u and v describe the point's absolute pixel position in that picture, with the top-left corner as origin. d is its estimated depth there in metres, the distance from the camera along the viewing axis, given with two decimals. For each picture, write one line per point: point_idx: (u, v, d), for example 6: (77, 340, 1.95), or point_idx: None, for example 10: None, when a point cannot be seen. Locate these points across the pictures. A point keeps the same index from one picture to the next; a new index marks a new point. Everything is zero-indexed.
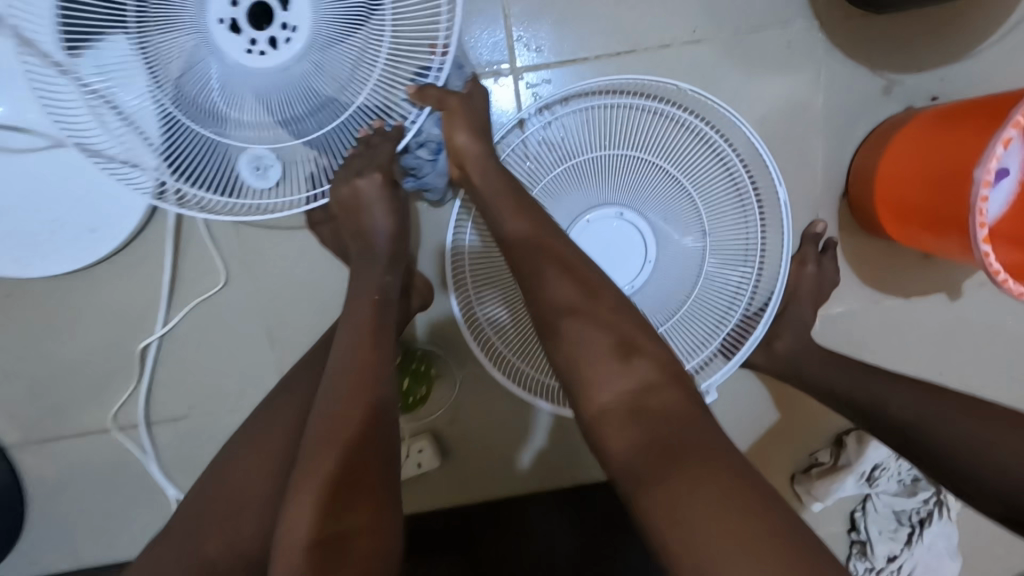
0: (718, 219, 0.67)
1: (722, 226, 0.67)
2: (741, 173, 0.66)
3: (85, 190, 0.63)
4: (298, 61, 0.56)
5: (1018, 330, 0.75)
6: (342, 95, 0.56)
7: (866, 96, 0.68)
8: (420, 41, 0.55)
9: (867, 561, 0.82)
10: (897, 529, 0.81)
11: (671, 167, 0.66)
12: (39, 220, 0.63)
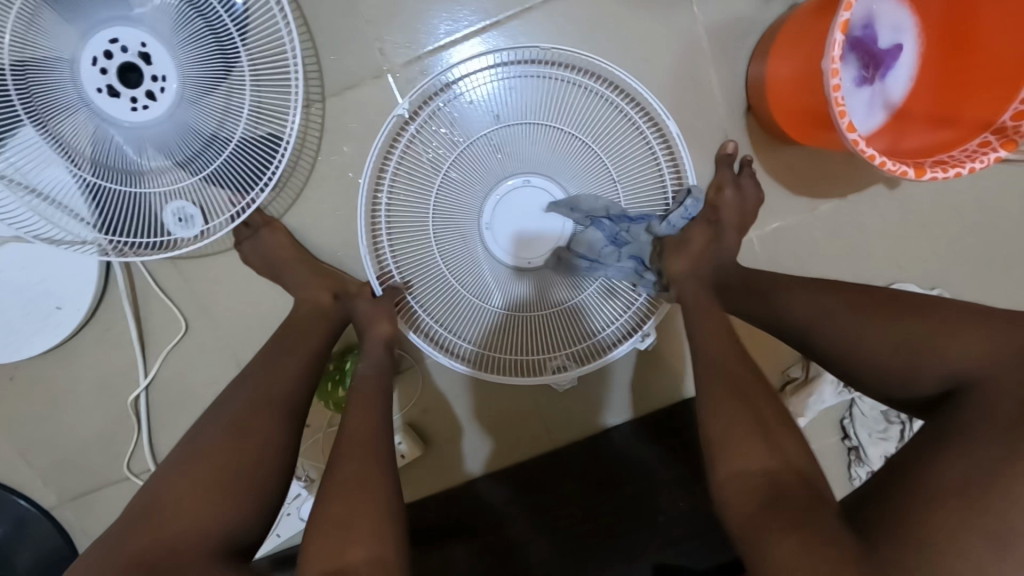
0: (621, 158, 0.67)
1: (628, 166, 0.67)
2: (631, 108, 0.66)
3: (41, 274, 0.69)
4: (177, 109, 0.63)
5: (961, 204, 0.73)
6: (226, 131, 0.63)
7: (742, 9, 0.67)
8: (278, 70, 0.62)
9: (865, 466, 0.81)
10: (887, 428, 0.80)
11: (564, 123, 0.67)
12: (14, 312, 0.70)
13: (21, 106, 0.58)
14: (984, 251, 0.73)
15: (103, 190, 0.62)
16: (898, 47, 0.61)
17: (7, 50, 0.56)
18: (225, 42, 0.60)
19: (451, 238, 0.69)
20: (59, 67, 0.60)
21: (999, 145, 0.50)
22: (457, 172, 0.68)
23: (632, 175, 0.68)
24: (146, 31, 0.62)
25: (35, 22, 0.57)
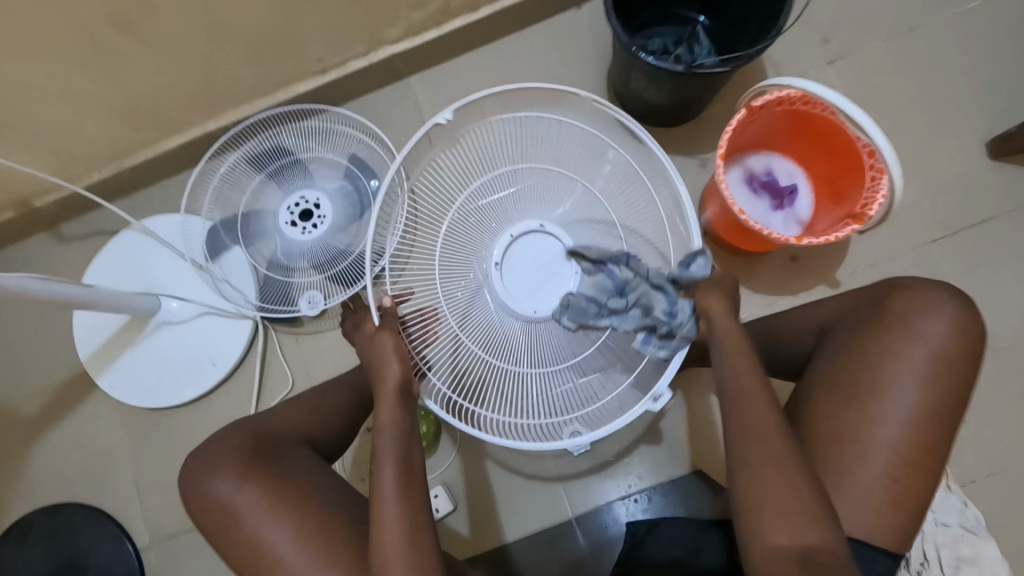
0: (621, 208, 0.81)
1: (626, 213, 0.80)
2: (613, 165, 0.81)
3: (207, 341, 1.00)
4: (324, 233, 0.99)
5: None
6: (352, 247, 0.99)
7: (692, 173, 1.00)
8: None
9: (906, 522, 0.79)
10: None
11: (591, 191, 0.81)
12: (183, 367, 1.00)
13: (243, 232, 1.00)
14: None
15: (271, 282, 0.99)
16: (796, 185, 0.89)
17: (248, 203, 1.01)
18: (363, 199, 1.01)
19: (465, 285, 0.81)
20: (266, 209, 1.01)
21: (854, 221, 0.75)
22: (470, 219, 0.82)
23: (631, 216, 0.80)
24: (319, 189, 1.02)
25: (265, 187, 1.01)
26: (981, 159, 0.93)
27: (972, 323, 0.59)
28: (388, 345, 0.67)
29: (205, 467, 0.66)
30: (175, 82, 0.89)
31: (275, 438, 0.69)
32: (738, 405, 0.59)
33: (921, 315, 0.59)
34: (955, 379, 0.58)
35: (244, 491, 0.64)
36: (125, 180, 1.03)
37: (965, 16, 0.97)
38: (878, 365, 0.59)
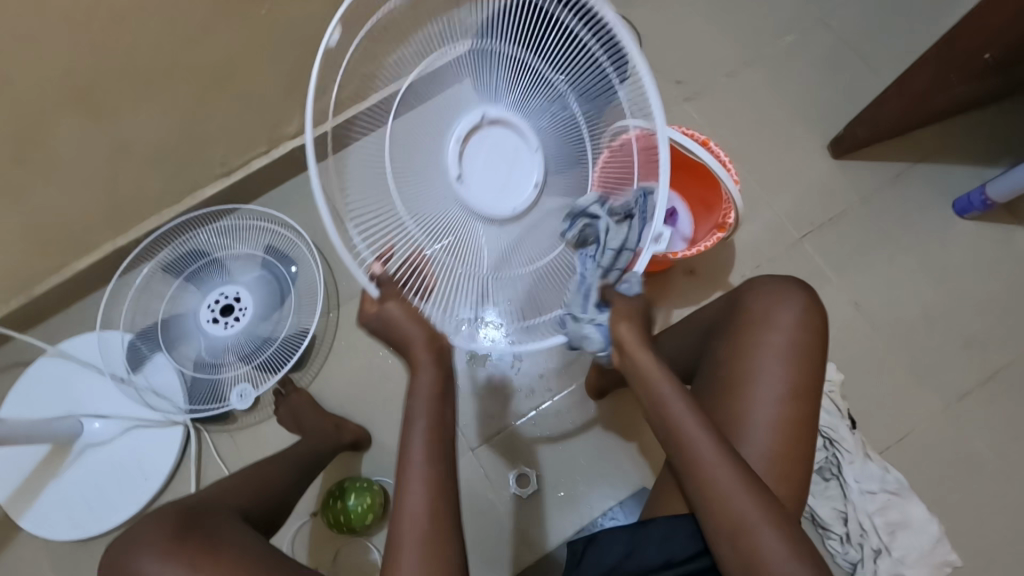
0: (577, 78, 0.59)
1: (584, 82, 0.59)
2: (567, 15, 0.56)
3: (137, 455, 0.97)
4: (247, 324, 1.02)
5: None
6: (275, 332, 1.02)
7: None
8: (308, 292, 1.04)
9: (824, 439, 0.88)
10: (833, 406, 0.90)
11: (534, 70, 0.60)
12: (113, 487, 0.96)
13: (164, 338, 1.01)
14: None
15: (198, 382, 0.99)
16: (675, 207, 0.98)
17: (167, 309, 1.03)
18: (280, 284, 1.04)
19: (413, 192, 0.59)
20: (185, 312, 1.03)
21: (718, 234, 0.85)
22: (410, 110, 0.58)
23: (587, 84, 0.59)
24: (235, 282, 1.05)
25: (181, 290, 1.04)
26: (829, 161, 1.07)
27: (818, 307, 0.67)
28: (404, 315, 0.57)
29: (125, 553, 0.58)
30: (78, 203, 0.92)
31: (204, 509, 0.63)
32: (674, 431, 0.59)
33: (777, 305, 0.67)
34: (810, 361, 0.64)
35: (167, 567, 0.55)
36: (35, 307, 1.01)
37: (788, 47, 1.13)
38: (748, 356, 0.65)
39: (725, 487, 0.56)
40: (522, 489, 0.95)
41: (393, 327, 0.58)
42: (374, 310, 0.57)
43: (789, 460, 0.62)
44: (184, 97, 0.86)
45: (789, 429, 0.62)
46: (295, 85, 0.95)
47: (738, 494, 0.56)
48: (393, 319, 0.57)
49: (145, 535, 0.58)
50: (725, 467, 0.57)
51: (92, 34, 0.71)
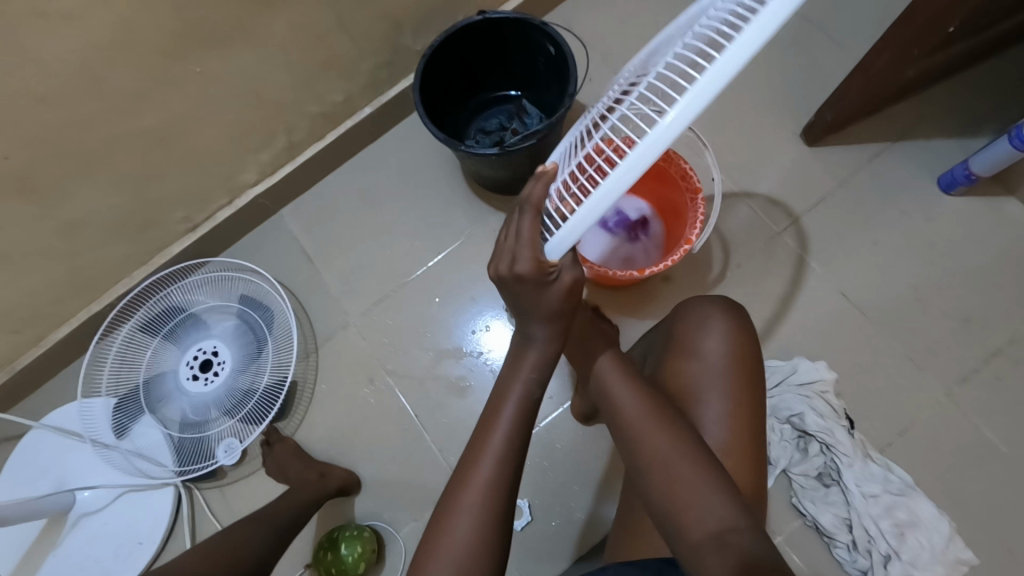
0: None
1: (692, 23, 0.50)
2: None
3: (131, 521, 0.97)
4: (226, 376, 1.02)
5: (763, 291, 0.96)
6: (253, 382, 1.01)
7: None
8: (283, 337, 1.02)
9: (833, 445, 0.84)
10: (836, 412, 0.86)
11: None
12: (109, 556, 0.96)
13: (145, 400, 1.01)
14: (798, 321, 0.95)
15: (183, 440, 0.99)
16: (644, 216, 0.96)
17: (146, 370, 1.03)
18: (255, 333, 1.03)
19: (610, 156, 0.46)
20: (164, 370, 1.03)
21: (685, 241, 0.81)
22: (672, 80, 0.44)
23: None
24: (212, 336, 1.05)
25: (158, 350, 1.04)
26: (802, 149, 1.03)
27: (745, 325, 0.64)
28: (560, 295, 0.61)
29: None
30: (41, 280, 0.92)
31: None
32: (622, 406, 0.61)
33: (703, 332, 0.64)
34: (748, 373, 0.62)
35: None
36: (21, 381, 1.02)
37: None
38: (685, 379, 0.62)
39: (677, 484, 0.53)
40: (515, 520, 0.93)
41: (532, 299, 0.62)
42: (550, 274, 0.59)
43: (743, 463, 0.59)
44: (129, 168, 0.86)
45: (740, 441, 0.59)
46: (239, 134, 0.93)
47: (679, 462, 0.55)
48: (545, 300, 0.62)
49: None
50: (661, 436, 0.57)
51: (22, 132, 0.72)
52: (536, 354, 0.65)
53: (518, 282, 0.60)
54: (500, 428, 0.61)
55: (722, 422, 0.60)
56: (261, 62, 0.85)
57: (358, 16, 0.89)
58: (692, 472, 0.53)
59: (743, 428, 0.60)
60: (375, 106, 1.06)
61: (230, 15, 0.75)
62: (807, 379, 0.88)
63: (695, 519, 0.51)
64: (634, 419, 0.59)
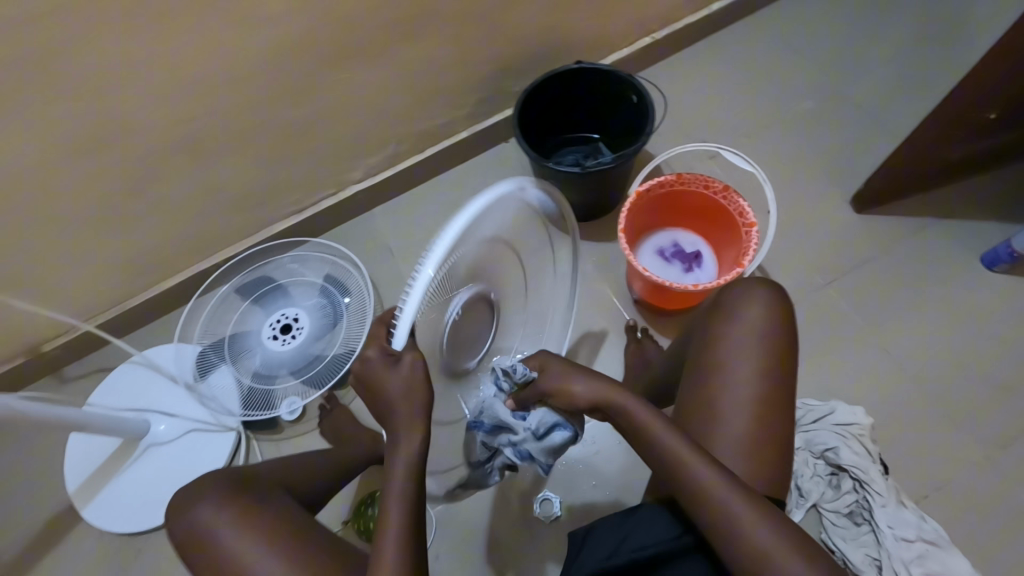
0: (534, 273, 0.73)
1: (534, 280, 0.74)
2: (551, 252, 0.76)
3: (193, 457, 1.06)
4: (302, 341, 1.12)
5: (806, 334, 1.02)
6: (325, 350, 1.11)
7: (616, 252, 1.16)
8: (359, 315, 1.13)
9: (864, 486, 0.85)
10: (872, 456, 0.88)
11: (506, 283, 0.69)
12: (167, 486, 1.04)
13: (226, 350, 1.11)
14: (839, 366, 0.99)
15: (253, 392, 1.08)
16: (699, 251, 1.05)
17: (232, 325, 1.14)
18: (334, 308, 1.15)
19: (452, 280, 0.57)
20: (247, 328, 1.14)
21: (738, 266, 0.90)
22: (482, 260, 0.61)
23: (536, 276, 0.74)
24: (294, 304, 1.16)
25: (246, 309, 1.15)
26: (852, 214, 1.11)
27: (784, 299, 0.65)
28: (411, 374, 0.53)
29: (186, 499, 0.65)
30: (172, 234, 1.07)
31: (250, 477, 0.69)
32: (661, 448, 0.58)
33: (744, 297, 0.65)
34: (786, 339, 0.63)
35: (220, 513, 0.63)
36: (128, 319, 1.16)
37: (807, 112, 1.23)
38: (723, 340, 0.63)
39: (732, 523, 0.52)
40: (545, 514, 0.98)
41: (386, 392, 0.54)
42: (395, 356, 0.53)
43: (771, 418, 0.59)
44: (271, 148, 1.02)
45: (769, 402, 0.59)
46: (361, 136, 1.11)
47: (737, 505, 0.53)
48: (394, 385, 0.53)
49: (206, 486, 0.66)
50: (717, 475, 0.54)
51: (208, 103, 0.89)
52: (400, 460, 0.55)
53: (371, 372, 0.54)
54: (393, 511, 0.55)
55: (754, 379, 0.60)
56: (394, 78, 1.02)
57: (477, 54, 1.07)
58: (716, 475, 0.54)
59: (774, 396, 0.60)
60: (471, 132, 1.24)
61: (384, 37, 0.94)
62: (843, 419, 0.91)
63: (721, 514, 0.53)
64: (682, 460, 0.56)
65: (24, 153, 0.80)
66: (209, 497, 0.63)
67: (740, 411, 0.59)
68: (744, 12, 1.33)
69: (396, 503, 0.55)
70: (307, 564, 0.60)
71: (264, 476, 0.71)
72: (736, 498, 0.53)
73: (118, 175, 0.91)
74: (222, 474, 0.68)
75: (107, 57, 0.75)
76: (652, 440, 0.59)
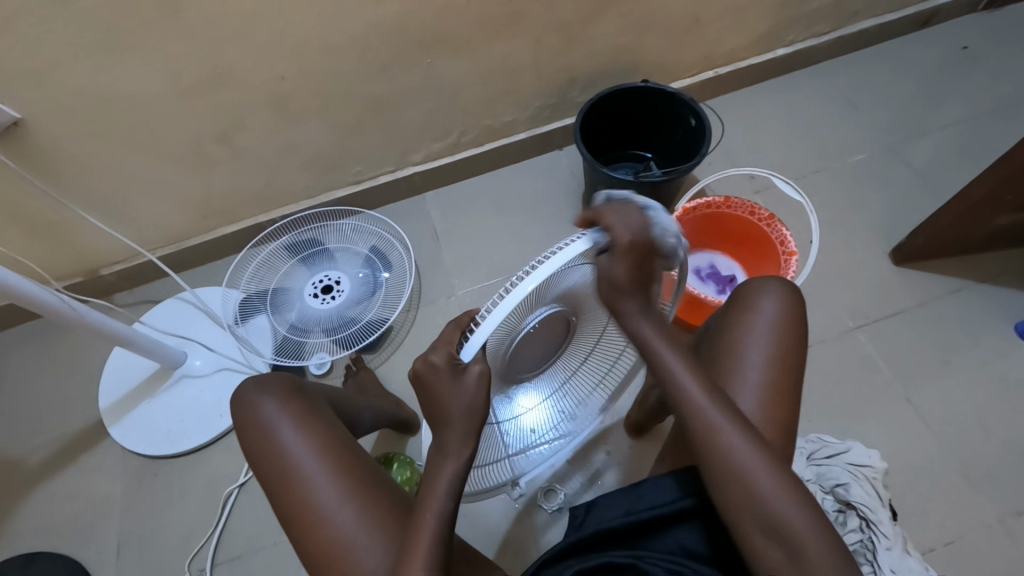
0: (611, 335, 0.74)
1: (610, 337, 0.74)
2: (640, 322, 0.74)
3: (220, 395, 1.11)
4: (339, 303, 1.12)
5: (828, 373, 1.03)
6: (360, 315, 1.12)
7: None
8: (397, 287, 1.14)
9: (868, 526, 0.83)
10: (881, 499, 0.87)
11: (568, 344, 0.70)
12: (192, 418, 1.09)
13: (266, 302, 1.15)
14: (857, 408, 1.00)
15: (286, 345, 1.12)
16: (735, 276, 1.08)
17: (274, 278, 1.16)
18: (375, 277, 1.16)
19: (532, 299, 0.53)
20: (288, 282, 1.16)
21: None
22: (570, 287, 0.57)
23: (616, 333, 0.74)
24: (336, 266, 1.17)
25: (291, 263, 1.17)
26: (890, 266, 1.13)
27: (796, 298, 0.68)
28: (475, 386, 0.53)
29: (254, 389, 0.70)
30: (241, 183, 1.14)
31: (309, 387, 0.73)
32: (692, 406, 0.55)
33: (759, 293, 0.68)
34: (796, 334, 0.65)
35: (284, 407, 0.67)
36: (183, 259, 1.23)
37: (856, 163, 1.26)
38: (735, 331, 0.65)
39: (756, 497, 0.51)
40: (547, 504, 0.97)
41: (443, 399, 0.54)
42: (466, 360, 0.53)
43: (779, 407, 0.61)
44: (347, 118, 1.09)
45: (776, 393, 0.61)
46: (428, 122, 1.17)
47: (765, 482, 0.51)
48: (456, 395, 0.53)
49: (275, 383, 0.70)
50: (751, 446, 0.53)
51: (302, 69, 0.96)
52: (450, 468, 0.55)
53: (431, 379, 0.53)
54: (436, 497, 0.55)
55: (764, 366, 0.62)
56: (471, 71, 1.09)
57: (549, 62, 1.14)
58: (733, 417, 0.55)
59: (783, 386, 0.62)
60: (529, 134, 1.30)
61: (469, 32, 1.02)
62: (859, 459, 0.91)
63: (730, 454, 0.53)
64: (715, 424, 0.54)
65: (136, 84, 0.88)
66: (273, 391, 0.68)
67: (748, 393, 0.61)
68: (805, 63, 1.39)
69: (443, 481, 0.56)
70: (346, 472, 0.63)
71: (317, 391, 0.75)
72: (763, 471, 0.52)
73: (209, 119, 0.99)
74: (284, 380, 0.72)
75: (228, 8, 0.83)
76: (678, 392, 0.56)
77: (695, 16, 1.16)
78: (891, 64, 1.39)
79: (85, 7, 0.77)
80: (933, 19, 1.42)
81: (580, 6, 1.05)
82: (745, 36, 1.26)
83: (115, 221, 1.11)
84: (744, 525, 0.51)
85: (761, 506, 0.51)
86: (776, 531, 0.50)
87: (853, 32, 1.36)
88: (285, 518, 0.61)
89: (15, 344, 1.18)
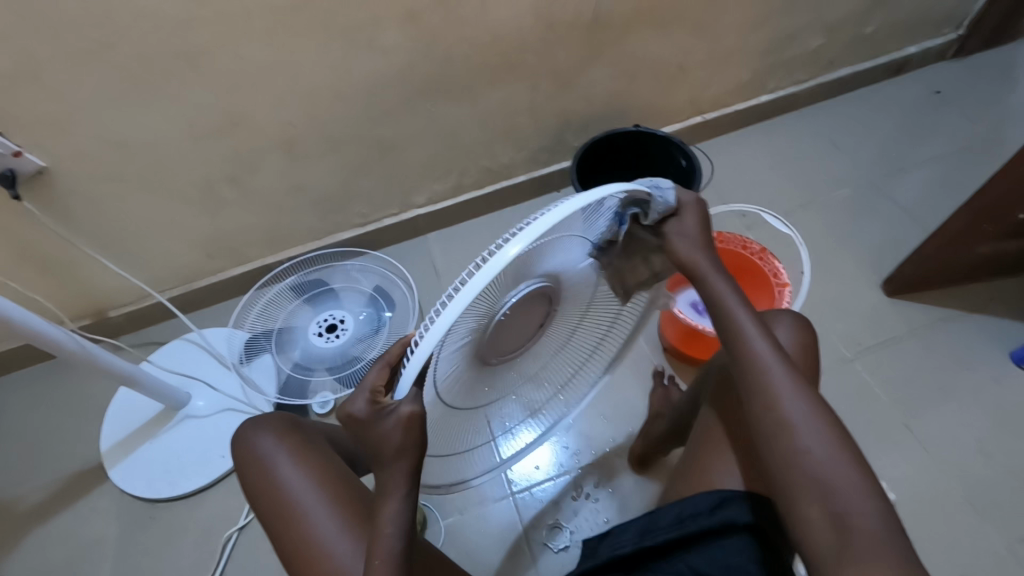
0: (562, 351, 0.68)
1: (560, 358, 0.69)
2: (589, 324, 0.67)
3: (221, 435, 1.10)
4: (343, 341, 1.14)
5: (829, 403, 1.04)
6: (363, 353, 1.12)
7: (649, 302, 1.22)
8: (402, 324, 1.16)
9: None
10: None
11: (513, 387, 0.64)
12: (193, 459, 1.08)
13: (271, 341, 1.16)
14: (862, 437, 1.00)
15: (290, 384, 1.12)
16: None
17: (278, 318, 1.18)
18: (378, 316, 1.17)
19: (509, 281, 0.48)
20: (293, 321, 1.17)
21: None
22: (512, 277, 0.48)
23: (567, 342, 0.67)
24: (340, 304, 1.19)
25: (295, 303, 1.19)
26: (883, 297, 1.16)
27: (807, 328, 0.70)
28: (399, 428, 0.48)
29: (252, 426, 0.70)
30: (251, 224, 1.18)
31: (307, 424, 0.73)
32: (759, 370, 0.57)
33: (772, 324, 0.69)
34: (809, 366, 0.67)
35: (281, 443, 0.67)
36: (190, 300, 1.26)
37: (843, 200, 1.31)
38: None
39: (815, 467, 0.52)
40: (552, 542, 0.95)
41: (374, 441, 0.51)
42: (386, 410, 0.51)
43: None
44: (354, 162, 1.15)
45: None
46: (431, 165, 1.23)
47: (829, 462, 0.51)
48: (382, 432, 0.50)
49: (271, 418, 0.70)
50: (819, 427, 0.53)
51: (314, 115, 1.03)
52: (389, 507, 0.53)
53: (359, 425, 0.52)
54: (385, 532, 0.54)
55: None
56: (471, 117, 1.16)
57: (545, 108, 1.21)
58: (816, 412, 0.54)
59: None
60: (528, 176, 1.36)
61: (470, 81, 1.09)
62: None
63: (799, 440, 0.53)
64: (776, 387, 0.56)
65: (158, 130, 0.94)
66: (270, 426, 0.68)
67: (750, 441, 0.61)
68: (787, 108, 1.47)
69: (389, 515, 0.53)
70: (343, 507, 0.63)
71: (314, 425, 0.75)
72: (826, 444, 0.52)
73: (223, 164, 1.04)
74: (278, 415, 0.71)
75: (246, 60, 0.90)
76: (744, 349, 0.59)
77: (681, 65, 1.24)
78: (869, 107, 1.47)
79: (118, 61, 0.83)
80: (905, 67, 1.52)
81: (574, 57, 1.12)
82: (729, 83, 1.34)
83: (126, 262, 1.14)
84: (801, 504, 0.51)
85: (820, 477, 0.51)
86: (840, 530, 0.49)
87: (830, 78, 1.44)
88: (287, 556, 0.62)
89: (20, 386, 1.19)
